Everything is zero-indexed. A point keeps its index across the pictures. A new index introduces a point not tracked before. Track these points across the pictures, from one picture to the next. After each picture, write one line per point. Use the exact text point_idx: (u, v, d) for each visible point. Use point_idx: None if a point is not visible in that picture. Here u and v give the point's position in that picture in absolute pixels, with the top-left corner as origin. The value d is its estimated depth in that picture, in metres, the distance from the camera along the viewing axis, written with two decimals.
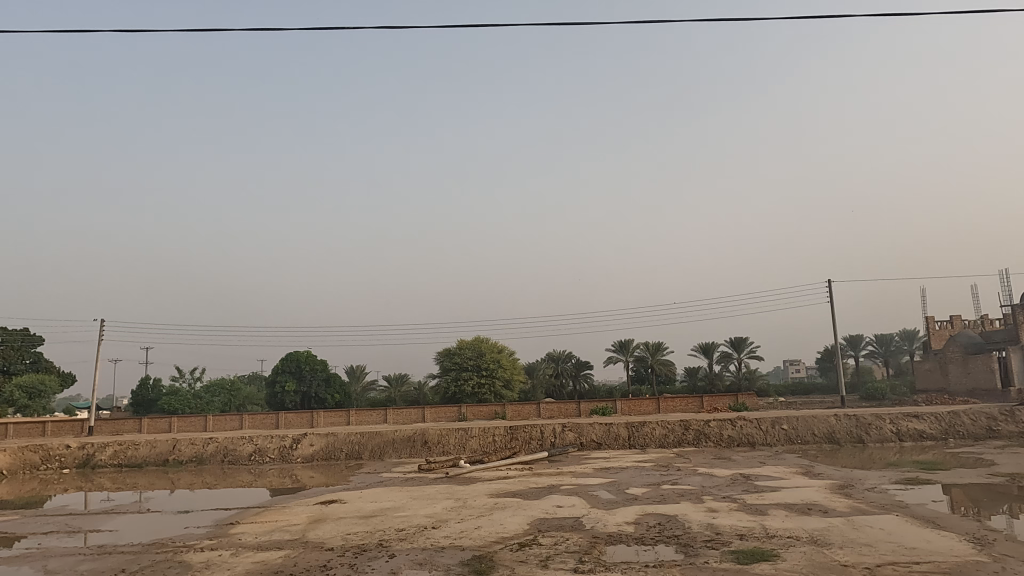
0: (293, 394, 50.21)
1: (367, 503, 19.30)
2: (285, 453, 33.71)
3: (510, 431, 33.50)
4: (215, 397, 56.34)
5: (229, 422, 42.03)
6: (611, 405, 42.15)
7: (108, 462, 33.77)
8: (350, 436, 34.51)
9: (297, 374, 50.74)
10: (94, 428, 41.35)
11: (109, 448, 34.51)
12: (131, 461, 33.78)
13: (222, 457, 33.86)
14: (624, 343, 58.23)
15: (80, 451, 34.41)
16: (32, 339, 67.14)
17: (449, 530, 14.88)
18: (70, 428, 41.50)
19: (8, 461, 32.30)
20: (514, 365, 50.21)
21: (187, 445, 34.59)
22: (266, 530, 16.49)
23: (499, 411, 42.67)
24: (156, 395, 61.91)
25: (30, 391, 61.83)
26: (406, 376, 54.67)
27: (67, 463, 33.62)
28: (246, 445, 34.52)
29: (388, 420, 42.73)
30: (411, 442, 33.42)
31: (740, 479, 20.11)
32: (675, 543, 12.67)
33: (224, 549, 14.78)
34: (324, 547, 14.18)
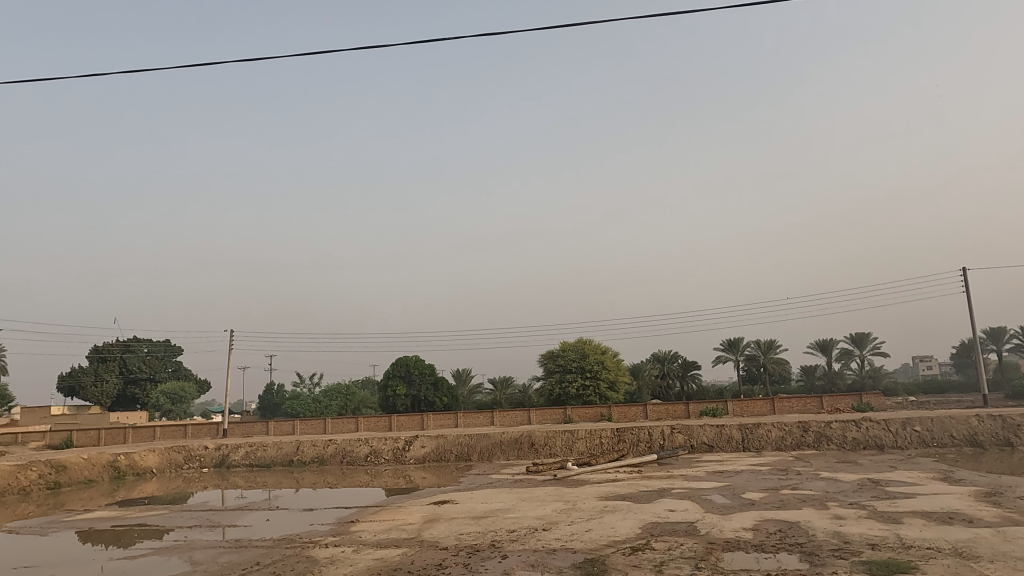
0: (404, 397, 51.93)
1: (478, 504, 19.69)
2: (399, 454, 35.02)
3: (617, 433, 33.07)
4: (332, 401, 59.42)
5: (347, 425, 44.18)
6: (722, 406, 40.64)
7: (240, 462, 36.48)
8: (459, 438, 35.30)
9: (407, 378, 52.59)
10: (228, 430, 44.79)
11: (241, 449, 37.24)
12: (261, 461, 36.28)
13: (341, 458, 35.65)
14: (733, 342, 56.10)
15: (217, 451, 37.38)
16: (173, 349, 73.50)
17: (558, 533, 14.87)
18: (208, 430, 45.25)
19: (156, 459, 35.59)
20: (619, 366, 49.64)
21: (309, 447, 36.71)
22: (383, 528, 17.20)
23: (604, 413, 42.28)
24: (281, 400, 66.19)
25: (173, 397, 67.87)
26: (511, 378, 55.30)
27: (206, 463, 36.69)
28: (361, 446, 36.19)
29: (495, 422, 43.38)
30: (518, 444, 33.74)
31: (869, 485, 18.77)
32: (799, 552, 12.02)
33: (346, 545, 15.55)
34: (438, 547, 14.59)
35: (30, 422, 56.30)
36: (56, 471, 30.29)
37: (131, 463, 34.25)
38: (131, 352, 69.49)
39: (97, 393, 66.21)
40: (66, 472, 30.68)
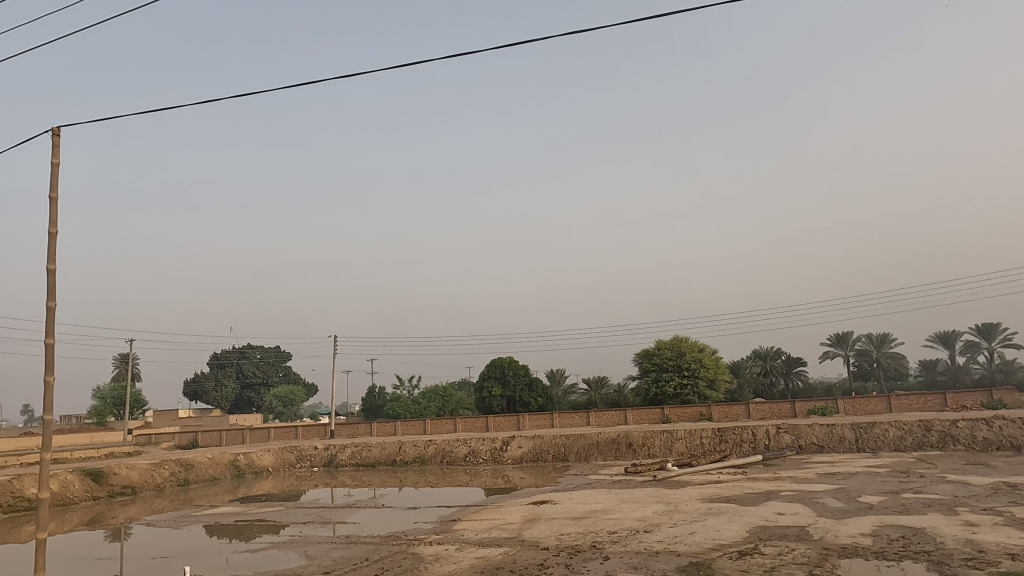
0: (499, 398, 52.52)
1: (577, 505, 19.60)
2: (496, 454, 35.50)
3: (718, 434, 32.02)
4: (431, 403, 61.03)
5: (445, 426, 45.23)
6: (831, 405, 38.51)
7: (347, 461, 38.16)
8: (556, 438, 35.29)
9: (502, 379, 53.19)
10: (335, 432, 47.03)
11: (347, 449, 38.93)
12: (366, 461, 37.78)
13: (440, 458, 36.57)
14: (842, 336, 52.97)
15: (325, 451, 39.29)
16: (283, 355, 77.74)
17: (661, 535, 14.56)
18: (316, 431, 47.70)
19: (271, 459, 37.85)
20: (717, 364, 48.11)
21: (410, 447, 37.86)
22: (485, 527, 17.47)
23: (704, 412, 41.04)
24: (382, 402, 68.63)
25: (284, 400, 71.77)
26: (605, 378, 54.73)
27: (316, 462, 38.68)
28: (460, 446, 36.94)
29: (590, 422, 43.13)
30: (616, 444, 33.35)
31: (1005, 489, 17.16)
32: (926, 560, 11.18)
33: (450, 543, 15.92)
34: (539, 547, 14.64)
35: (162, 424, 61.44)
36: (185, 469, 32.82)
37: (249, 462, 36.62)
38: (246, 358, 74.16)
39: (217, 397, 71.65)
40: (194, 470, 33.22)
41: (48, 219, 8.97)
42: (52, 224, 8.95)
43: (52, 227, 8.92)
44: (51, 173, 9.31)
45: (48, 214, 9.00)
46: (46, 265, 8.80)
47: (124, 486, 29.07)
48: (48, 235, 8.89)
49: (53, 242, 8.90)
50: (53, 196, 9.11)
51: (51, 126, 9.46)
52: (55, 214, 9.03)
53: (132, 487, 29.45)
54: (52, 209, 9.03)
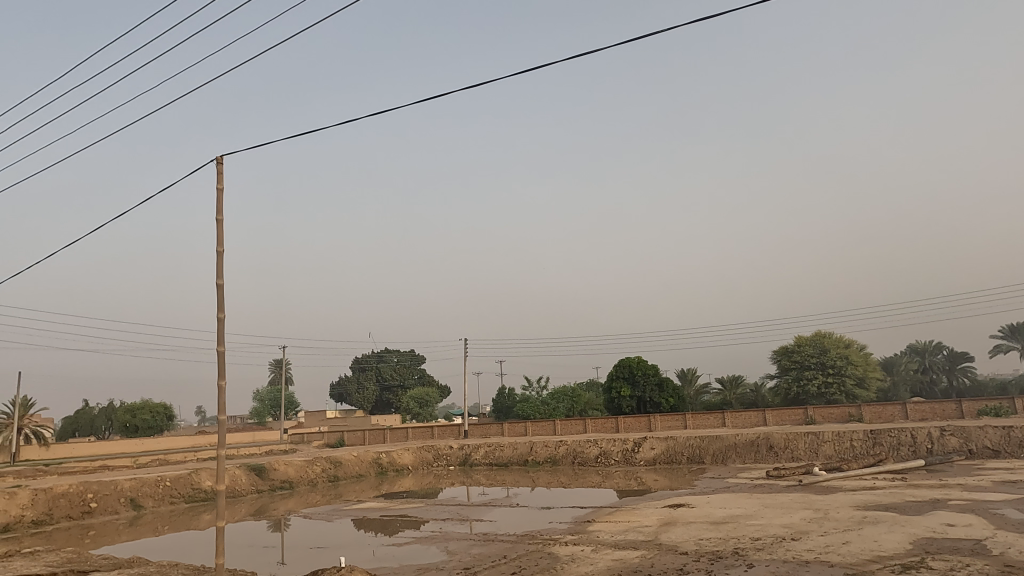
0: (629, 399, 51.79)
1: (716, 509, 18.86)
2: (628, 456, 35.01)
3: (871, 436, 29.61)
4: (560, 403, 61.37)
5: (575, 426, 45.24)
6: (1007, 404, 34.42)
7: (481, 460, 39.28)
8: (690, 440, 34.25)
9: (631, 379, 52.40)
10: (468, 432, 48.58)
11: (481, 449, 40.03)
12: (499, 460, 38.68)
13: (572, 458, 36.67)
14: (1017, 327, 47.31)
15: (460, 451, 40.67)
16: (417, 358, 81.21)
17: (810, 544, 13.67)
18: (451, 431, 49.55)
19: (411, 457, 39.75)
20: (867, 361, 44.68)
21: (541, 447, 38.27)
22: (621, 529, 17.27)
23: (853, 413, 38.15)
24: (512, 403, 69.98)
25: (420, 401, 74.77)
26: (741, 377, 52.41)
27: (452, 461, 40.16)
28: (591, 447, 36.84)
29: (726, 423, 41.41)
30: (755, 447, 31.79)
31: None
32: None
33: (586, 544, 15.91)
34: (677, 551, 14.25)
35: (313, 424, 66.44)
36: (334, 466, 35.27)
37: (391, 460, 38.67)
38: (384, 362, 78.54)
39: (360, 399, 76.85)
40: (342, 467, 35.62)
41: (216, 240, 9.99)
42: (219, 245, 9.95)
43: (220, 248, 9.93)
44: (217, 199, 10.34)
45: (216, 235, 10.02)
46: (216, 280, 9.78)
47: (283, 481, 31.72)
48: (217, 253, 9.90)
49: (222, 260, 9.91)
50: (218, 218, 10.14)
51: (216, 155, 10.53)
52: (222, 236, 10.04)
53: (290, 482, 32.10)
54: (220, 231, 10.05)
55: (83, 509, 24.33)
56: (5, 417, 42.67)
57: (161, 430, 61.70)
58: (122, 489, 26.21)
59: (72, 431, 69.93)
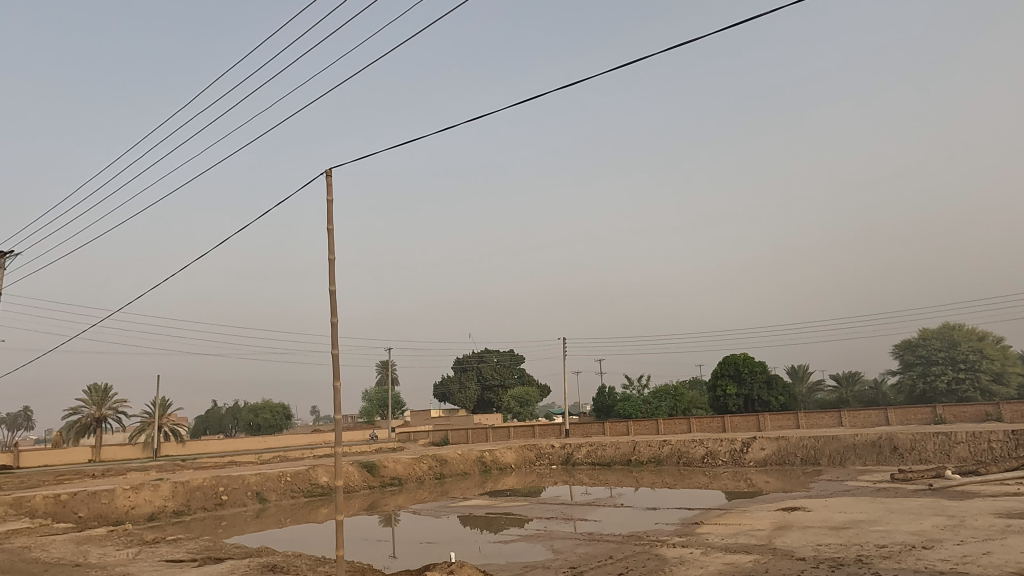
0: (735, 397, 49.99)
1: (834, 514, 17.82)
2: (736, 456, 33.75)
3: (1013, 436, 26.99)
4: (662, 402, 60.14)
5: (679, 426, 44.16)
6: None
7: (583, 460, 39.13)
8: (804, 440, 32.58)
9: (737, 377, 50.47)
10: (570, 431, 48.53)
11: (583, 448, 39.88)
12: (601, 460, 38.38)
13: (677, 458, 35.84)
14: None
15: (562, 450, 40.73)
16: (516, 357, 82.05)
17: (944, 553, 12.65)
18: (553, 430, 49.67)
19: (513, 456, 40.20)
20: (1004, 354, 40.81)
21: (645, 446, 37.65)
22: (731, 532, 16.69)
23: (990, 411, 34.95)
24: (613, 402, 69.25)
25: (521, 400, 75.55)
26: (858, 373, 49.28)
27: (554, 460, 40.29)
28: (697, 447, 35.84)
29: (843, 422, 39.06)
30: (877, 448, 29.77)
31: None
32: None
33: (694, 547, 15.48)
34: (794, 557, 13.61)
35: (419, 422, 68.62)
36: (440, 463, 36.28)
37: (494, 458, 39.30)
38: (485, 362, 79.90)
39: (462, 398, 78.58)
40: (448, 465, 36.59)
41: (329, 248, 10.54)
42: (331, 252, 10.50)
43: (332, 255, 10.48)
44: (330, 210, 10.92)
45: (329, 243, 10.58)
46: (329, 287, 10.32)
47: (392, 478, 32.97)
48: (329, 261, 10.45)
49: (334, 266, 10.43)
50: (331, 228, 10.70)
51: (326, 169, 11.12)
52: (334, 244, 10.59)
53: (399, 478, 33.32)
54: (331, 240, 10.60)
55: (215, 501, 26.37)
56: (147, 416, 46.90)
57: (280, 428, 65.77)
58: (248, 483, 28.17)
59: (204, 429, 75.85)
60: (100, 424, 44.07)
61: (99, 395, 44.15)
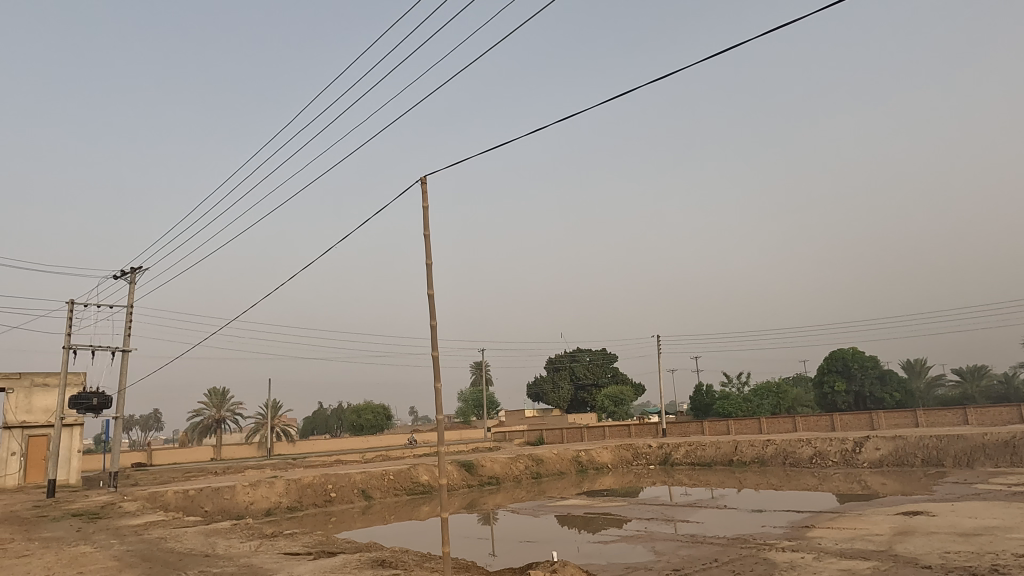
0: (844, 394, 47.38)
1: (964, 519, 16.50)
2: (848, 457, 31.91)
3: None
4: (764, 400, 57.93)
5: (784, 425, 42.31)
6: None
7: (682, 460, 38.21)
8: (924, 439, 30.40)
9: (845, 373, 47.75)
10: (667, 430, 47.54)
11: (681, 448, 38.99)
12: (701, 460, 37.34)
13: (783, 459, 34.33)
14: None
15: (660, 450, 40.02)
16: (609, 356, 81.22)
17: None
18: (649, 430, 48.80)
19: (610, 456, 39.85)
20: None
21: (747, 446, 36.34)
22: (847, 537, 15.80)
23: None
24: (712, 400, 67.24)
25: (615, 399, 74.83)
26: (985, 367, 45.44)
27: (652, 460, 39.65)
28: (805, 447, 34.18)
29: (969, 420, 36.10)
30: (1011, 448, 27.29)
31: None
32: None
33: (806, 551, 14.77)
34: (919, 565, 12.72)
35: (514, 423, 69.30)
36: (537, 463, 36.54)
37: (590, 458, 39.13)
38: (578, 361, 79.47)
39: (556, 398, 78.64)
40: (544, 464, 36.78)
41: (425, 254, 10.86)
42: (428, 258, 10.81)
43: (429, 260, 10.79)
44: (424, 217, 11.24)
45: (425, 250, 10.90)
46: (428, 292, 10.63)
47: (490, 476, 33.50)
48: (426, 267, 10.77)
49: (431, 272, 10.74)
50: (427, 235, 11.02)
51: (421, 178, 11.43)
52: (430, 250, 10.89)
53: (497, 477, 33.81)
54: (428, 246, 10.91)
55: (325, 498, 27.74)
56: (260, 417, 49.98)
57: (381, 428, 68.30)
58: (354, 480, 29.47)
59: (312, 430, 80.05)
60: (219, 425, 47.35)
61: (218, 398, 47.46)
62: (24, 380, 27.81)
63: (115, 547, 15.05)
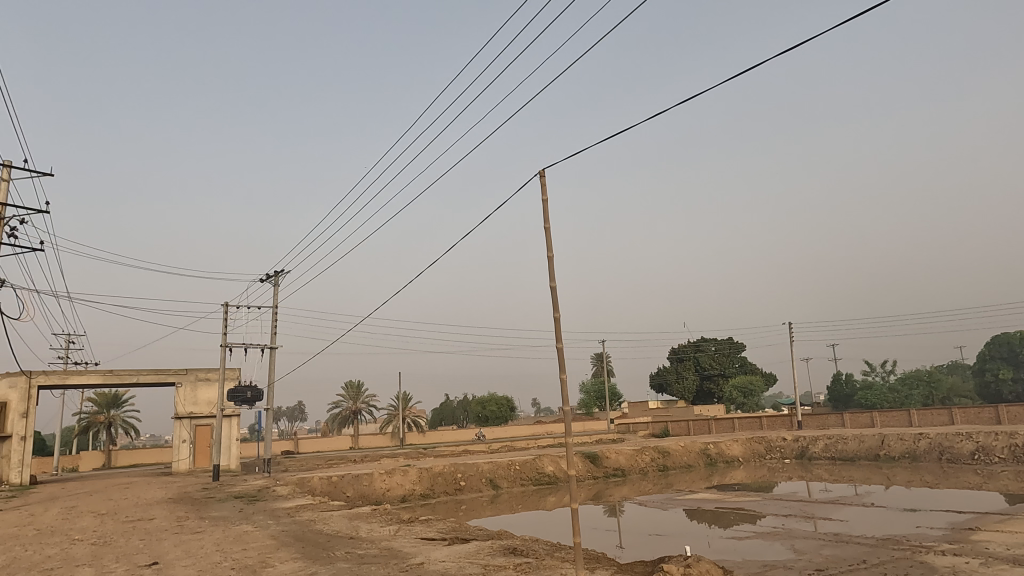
0: (1012, 383, 42.54)
1: None
2: (1018, 453, 28.61)
3: None
4: (914, 390, 53.24)
5: (938, 417, 38.69)
6: None
7: (821, 454, 35.94)
8: None
9: (1012, 359, 42.92)
10: (802, 422, 45.00)
11: (820, 442, 36.72)
12: (843, 454, 34.95)
13: (938, 454, 31.37)
14: None
15: (796, 443, 37.95)
16: (736, 345, 78.08)
17: None
18: (782, 422, 46.40)
19: (741, 449, 38.29)
20: None
21: (896, 441, 33.60)
22: (1020, 542, 14.18)
23: None
24: (852, 390, 62.81)
25: (744, 390, 72.01)
26: None
27: (787, 454, 37.68)
28: (965, 441, 31.04)
29: None
30: None
31: None
32: None
33: (970, 556, 13.43)
34: None
35: (638, 414, 68.38)
36: (663, 455, 35.82)
37: (720, 451, 37.79)
38: (703, 351, 77.02)
39: (680, 389, 76.47)
40: (671, 456, 35.98)
41: (547, 246, 10.93)
42: (550, 250, 10.88)
43: (550, 253, 10.85)
44: (543, 209, 11.31)
45: (546, 242, 10.97)
46: (550, 284, 10.69)
47: (615, 468, 33.26)
48: (548, 259, 10.84)
49: (552, 264, 10.79)
50: (547, 226, 11.09)
51: (539, 170, 11.50)
52: (551, 243, 10.95)
53: (622, 469, 33.51)
54: (548, 238, 10.97)
55: (455, 486, 28.78)
56: (393, 409, 52.68)
57: (505, 420, 69.73)
58: (482, 470, 30.33)
59: (440, 421, 83.33)
60: (356, 416, 50.38)
61: (353, 390, 50.50)
62: (189, 375, 31.04)
63: (272, 527, 16.51)
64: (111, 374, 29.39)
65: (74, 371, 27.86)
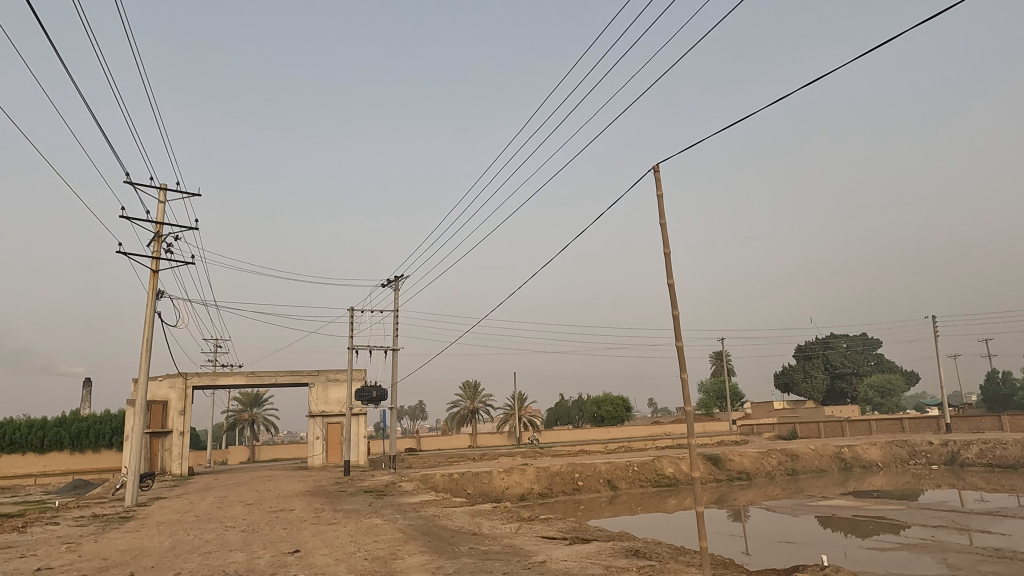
0: None
1: None
2: None
3: None
4: None
5: None
6: None
7: (976, 460, 32.61)
8: None
9: None
10: (951, 425, 41.07)
11: (974, 447, 33.38)
12: (1002, 461, 31.48)
13: None
14: None
15: (945, 448, 34.73)
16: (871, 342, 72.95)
17: None
18: (927, 425, 42.57)
19: (879, 453, 35.51)
20: None
21: None
22: None
23: None
24: (1011, 390, 56.63)
25: (882, 390, 67.23)
26: None
27: (934, 459, 34.52)
28: None
29: None
30: None
31: None
32: None
33: None
34: None
35: (762, 415, 65.26)
36: (791, 459, 33.94)
37: (856, 455, 35.26)
38: (832, 348, 72.36)
39: (808, 388, 71.77)
40: (800, 460, 34.01)
41: (663, 243, 10.68)
42: (666, 247, 10.61)
43: (666, 249, 10.58)
44: (659, 204, 11.05)
45: (662, 238, 10.72)
46: (667, 281, 10.45)
47: (739, 471, 31.92)
48: (664, 255, 10.57)
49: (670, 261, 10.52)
50: (663, 221, 10.84)
51: (652, 166, 11.24)
52: (667, 238, 10.69)
53: (747, 472, 32.08)
54: (664, 234, 10.71)
55: (573, 486, 28.78)
56: (509, 408, 53.41)
57: (621, 420, 68.76)
58: (600, 471, 30.12)
59: (555, 421, 83.60)
60: (474, 415, 51.60)
61: (471, 390, 51.73)
62: (321, 376, 33.14)
63: (399, 521, 17.25)
64: (253, 375, 31.95)
65: (222, 372, 30.58)
